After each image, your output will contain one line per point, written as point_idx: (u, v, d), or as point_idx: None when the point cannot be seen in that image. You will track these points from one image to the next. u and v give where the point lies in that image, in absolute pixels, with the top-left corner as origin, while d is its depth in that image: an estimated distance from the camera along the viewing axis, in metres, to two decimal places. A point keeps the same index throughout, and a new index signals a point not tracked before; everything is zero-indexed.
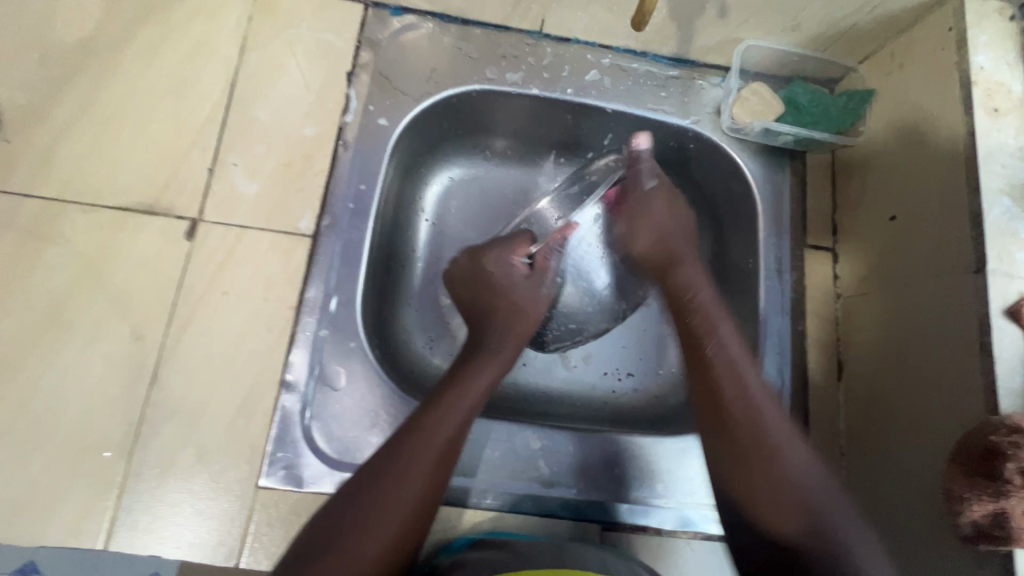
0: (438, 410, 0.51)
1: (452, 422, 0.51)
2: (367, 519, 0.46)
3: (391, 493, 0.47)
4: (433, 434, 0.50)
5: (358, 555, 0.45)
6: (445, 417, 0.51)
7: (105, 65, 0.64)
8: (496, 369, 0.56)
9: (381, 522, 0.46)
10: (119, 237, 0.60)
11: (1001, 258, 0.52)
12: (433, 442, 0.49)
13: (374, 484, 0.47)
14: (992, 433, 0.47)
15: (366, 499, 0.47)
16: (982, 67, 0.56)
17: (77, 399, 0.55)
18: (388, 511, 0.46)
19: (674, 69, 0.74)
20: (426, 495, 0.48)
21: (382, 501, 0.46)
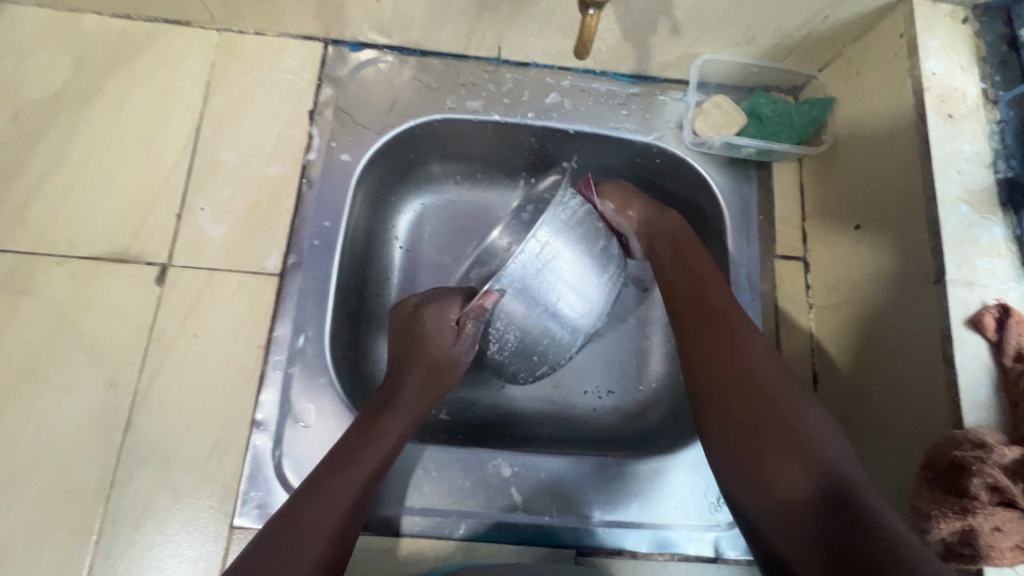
0: (389, 409, 0.57)
1: (399, 424, 0.57)
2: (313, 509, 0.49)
3: (304, 530, 0.47)
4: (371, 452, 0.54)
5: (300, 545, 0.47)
6: (395, 417, 0.57)
7: (75, 119, 0.66)
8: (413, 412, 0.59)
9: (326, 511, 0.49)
10: (92, 286, 0.61)
11: (961, 267, 0.51)
12: (382, 440, 0.55)
13: (288, 524, 0.47)
14: (955, 448, 0.46)
15: (310, 493, 0.50)
16: (934, 73, 0.56)
17: (55, 448, 0.57)
18: (331, 498, 0.50)
19: (635, 87, 0.74)
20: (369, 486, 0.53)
21: (300, 541, 0.47)
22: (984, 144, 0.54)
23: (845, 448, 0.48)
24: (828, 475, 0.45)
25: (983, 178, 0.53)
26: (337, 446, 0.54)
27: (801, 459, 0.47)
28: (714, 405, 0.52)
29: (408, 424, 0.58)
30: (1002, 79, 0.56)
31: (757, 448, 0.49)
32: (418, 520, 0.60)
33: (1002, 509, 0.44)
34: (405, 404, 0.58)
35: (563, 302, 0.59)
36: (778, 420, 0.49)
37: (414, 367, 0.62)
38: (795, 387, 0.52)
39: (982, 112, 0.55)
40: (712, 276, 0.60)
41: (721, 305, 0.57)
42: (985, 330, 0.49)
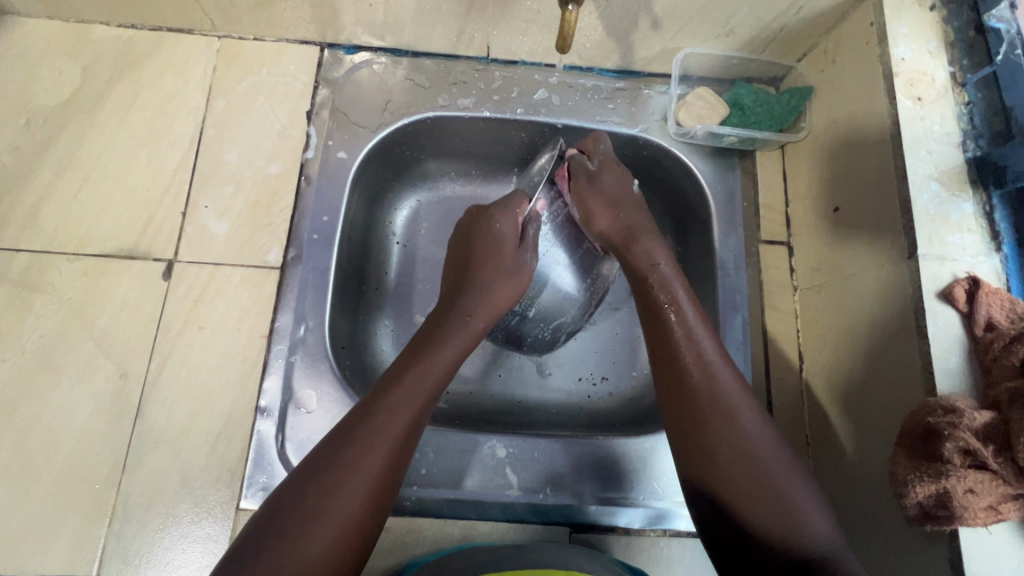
0: (399, 392, 0.53)
1: (409, 412, 0.53)
2: (320, 507, 0.46)
3: (321, 500, 0.47)
4: (395, 415, 0.52)
5: (307, 548, 0.45)
6: (406, 402, 0.53)
7: (84, 124, 0.69)
8: (447, 363, 0.57)
9: (336, 509, 0.47)
10: (103, 282, 0.64)
11: (932, 242, 0.53)
12: (392, 429, 0.51)
13: (302, 489, 0.47)
14: (929, 414, 0.48)
15: (317, 486, 0.47)
16: (903, 58, 0.58)
17: (69, 435, 0.60)
18: (341, 497, 0.47)
19: (620, 81, 0.77)
20: (387, 481, 0.50)
21: (311, 517, 0.46)
22: (953, 125, 0.56)
23: (816, 500, 0.50)
24: (795, 524, 0.48)
25: (952, 157, 0.55)
26: (368, 400, 0.53)
27: (773, 511, 0.49)
28: (693, 459, 0.53)
29: (438, 380, 0.56)
30: (970, 63, 0.58)
31: (735, 496, 0.51)
32: (416, 500, 0.62)
33: (975, 471, 0.45)
34: (416, 389, 0.54)
35: (562, 285, 0.70)
36: (754, 473, 0.51)
37: (426, 346, 0.58)
38: (773, 441, 0.53)
39: (951, 94, 0.57)
40: (693, 320, 0.58)
41: (703, 356, 0.56)
42: (956, 302, 0.51)
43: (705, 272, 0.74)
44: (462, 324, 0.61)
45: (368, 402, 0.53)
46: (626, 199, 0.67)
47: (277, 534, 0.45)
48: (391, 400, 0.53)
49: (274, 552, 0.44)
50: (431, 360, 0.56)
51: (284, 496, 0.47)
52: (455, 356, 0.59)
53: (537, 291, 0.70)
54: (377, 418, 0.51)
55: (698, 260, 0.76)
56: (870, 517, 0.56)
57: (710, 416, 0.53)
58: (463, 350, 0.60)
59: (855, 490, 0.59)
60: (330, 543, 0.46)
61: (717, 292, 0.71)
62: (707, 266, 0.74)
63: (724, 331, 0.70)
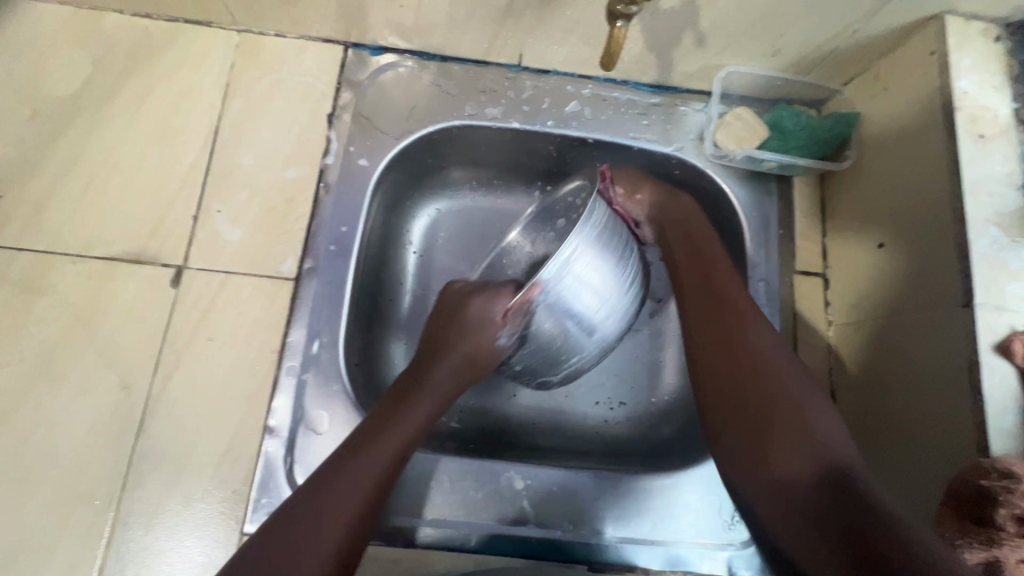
0: (393, 423, 0.53)
1: (387, 459, 0.51)
2: (292, 559, 0.44)
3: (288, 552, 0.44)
4: (369, 467, 0.50)
5: None
6: (382, 451, 0.51)
7: (95, 117, 0.66)
8: (421, 415, 0.55)
9: (327, 537, 0.45)
10: (108, 287, 0.61)
11: (990, 291, 0.50)
12: (365, 478, 0.49)
13: (267, 541, 0.45)
14: (980, 477, 0.46)
15: (286, 541, 0.45)
16: (966, 92, 0.55)
17: (68, 447, 0.57)
18: (312, 549, 0.45)
19: (656, 97, 0.73)
20: (357, 531, 0.47)
21: (280, 567, 0.43)
22: (1015, 166, 0.53)
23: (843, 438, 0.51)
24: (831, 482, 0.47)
25: (1013, 201, 0.53)
26: (342, 447, 0.52)
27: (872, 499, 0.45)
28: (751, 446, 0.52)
29: (412, 431, 0.54)
30: None
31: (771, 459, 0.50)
32: (430, 531, 0.59)
33: None
34: (410, 420, 0.54)
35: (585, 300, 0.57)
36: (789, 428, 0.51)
37: (402, 396, 0.56)
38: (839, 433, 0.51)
39: (1013, 132, 0.54)
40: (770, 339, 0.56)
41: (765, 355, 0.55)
42: (1013, 357, 0.48)
43: None
44: (438, 380, 0.58)
45: (344, 451, 0.51)
46: (671, 196, 0.68)
47: (268, 569, 0.43)
48: (364, 454, 0.51)
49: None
50: (406, 414, 0.55)
51: (248, 551, 0.44)
52: (427, 416, 0.56)
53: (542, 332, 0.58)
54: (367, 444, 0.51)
55: None
56: None
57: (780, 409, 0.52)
58: (441, 407, 0.58)
59: None
60: None
61: None
62: None
63: None
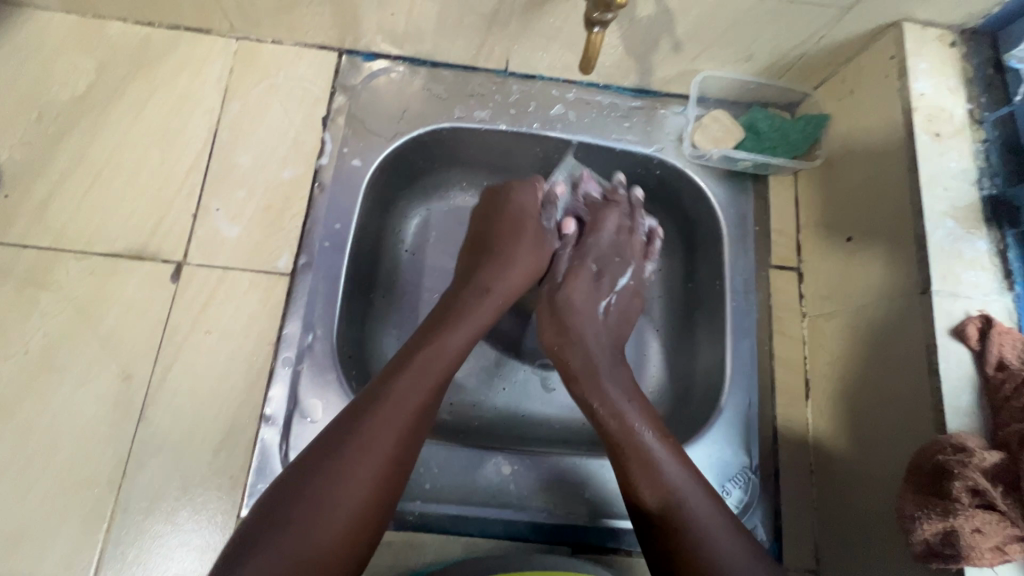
0: (410, 375, 0.52)
1: (429, 385, 0.53)
2: (339, 484, 0.47)
3: (339, 472, 0.47)
4: (408, 396, 0.51)
5: (326, 527, 0.45)
6: (419, 380, 0.53)
7: (98, 120, 0.68)
8: (461, 339, 0.57)
9: (349, 491, 0.47)
10: (110, 282, 0.63)
11: (946, 278, 0.53)
12: (405, 407, 0.51)
13: (316, 468, 0.47)
14: (938, 452, 0.48)
15: (332, 466, 0.47)
16: (923, 94, 0.59)
17: (71, 436, 0.59)
18: (360, 474, 0.47)
19: (637, 100, 0.77)
20: (401, 454, 0.50)
21: (329, 492, 0.46)
22: (970, 162, 0.57)
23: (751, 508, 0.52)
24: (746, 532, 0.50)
25: (967, 194, 0.56)
26: (383, 374, 0.53)
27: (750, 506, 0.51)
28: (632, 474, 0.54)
29: (452, 359, 0.55)
30: (988, 100, 0.59)
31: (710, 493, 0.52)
32: (420, 515, 0.61)
33: (983, 511, 0.45)
34: (430, 373, 0.53)
35: None
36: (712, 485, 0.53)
37: (441, 323, 0.58)
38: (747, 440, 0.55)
39: (968, 131, 0.58)
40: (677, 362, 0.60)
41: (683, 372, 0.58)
42: (968, 340, 0.51)
43: (715, 292, 0.74)
44: (474, 307, 0.60)
45: (382, 379, 0.52)
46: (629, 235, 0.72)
47: (289, 520, 0.45)
48: (404, 381, 0.52)
49: (287, 539, 0.44)
50: (445, 339, 0.56)
51: (293, 477, 0.47)
52: (467, 339, 0.58)
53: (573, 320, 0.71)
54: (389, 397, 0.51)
55: (708, 280, 0.76)
56: (875, 549, 0.56)
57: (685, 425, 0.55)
58: (479, 331, 0.59)
59: (860, 520, 0.59)
60: (348, 521, 0.46)
61: (726, 315, 0.71)
62: (717, 287, 0.74)
63: (731, 355, 0.69)
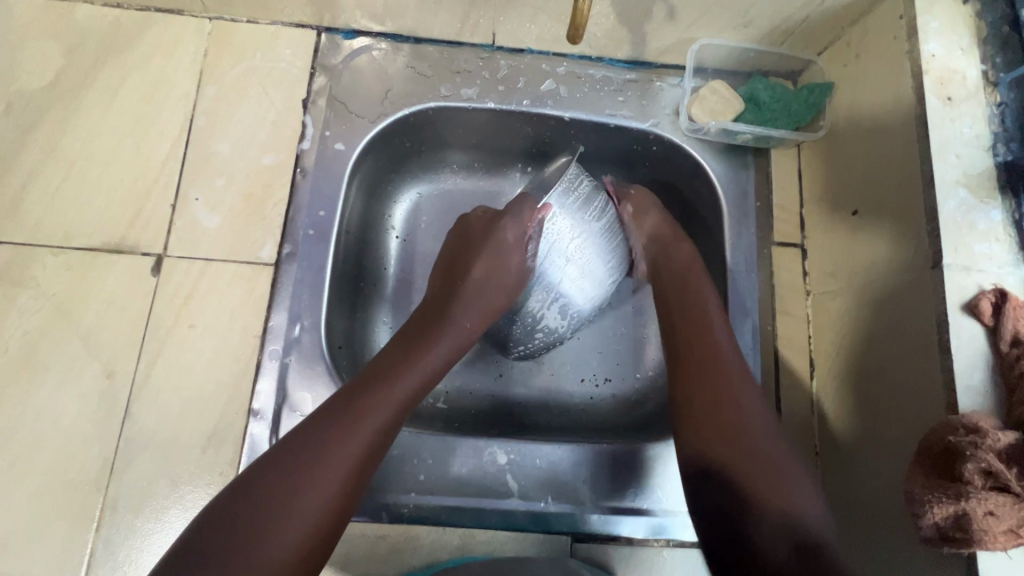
0: (378, 392, 0.52)
1: (394, 404, 0.52)
2: (286, 503, 0.45)
3: (293, 490, 0.46)
4: (370, 414, 0.51)
5: (269, 549, 0.43)
6: (383, 403, 0.52)
7: (69, 109, 0.66)
8: (431, 364, 0.57)
9: (298, 514, 0.45)
10: (89, 277, 0.61)
11: (958, 251, 0.51)
12: (365, 427, 0.50)
13: (263, 486, 0.46)
14: (950, 433, 0.46)
15: (285, 482, 0.46)
16: (934, 55, 0.55)
17: (56, 435, 0.58)
18: (313, 492, 0.46)
19: (631, 73, 0.73)
20: (358, 477, 0.49)
21: (276, 510, 0.45)
22: (983, 127, 0.54)
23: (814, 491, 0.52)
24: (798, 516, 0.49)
25: (981, 161, 0.53)
26: (347, 392, 0.52)
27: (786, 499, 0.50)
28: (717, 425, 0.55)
29: (420, 380, 0.55)
30: (1003, 60, 0.55)
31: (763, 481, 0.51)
32: (415, 507, 0.60)
33: (996, 494, 0.43)
34: (388, 397, 0.52)
35: (568, 280, 0.64)
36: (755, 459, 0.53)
37: (411, 346, 0.58)
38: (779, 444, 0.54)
39: (982, 94, 0.54)
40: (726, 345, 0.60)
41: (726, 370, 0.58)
42: (981, 316, 0.49)
43: (715, 273, 0.72)
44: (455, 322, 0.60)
45: (345, 397, 0.52)
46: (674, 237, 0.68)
47: (233, 544, 0.43)
48: (367, 401, 0.51)
49: (229, 565, 0.42)
50: (417, 362, 0.56)
51: (239, 491, 0.46)
52: (441, 361, 0.58)
53: (542, 317, 0.65)
54: (344, 421, 0.50)
55: (708, 260, 0.73)
56: (881, 531, 0.55)
57: (725, 421, 0.55)
58: (456, 353, 0.60)
59: (867, 503, 0.57)
60: (296, 544, 0.44)
61: (727, 295, 0.69)
62: (717, 267, 0.71)
63: (733, 336, 0.67)
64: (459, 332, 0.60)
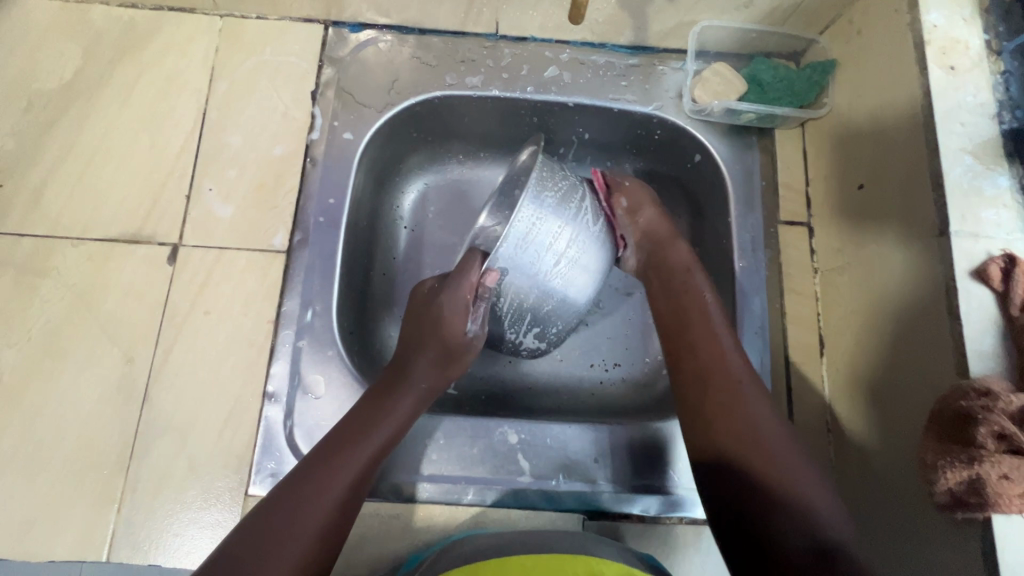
0: (347, 446, 0.52)
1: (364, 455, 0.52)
2: (264, 562, 0.44)
3: (268, 551, 0.45)
4: (343, 464, 0.51)
5: None
6: (351, 456, 0.52)
7: (86, 106, 0.68)
8: (397, 419, 0.56)
9: (301, 532, 0.47)
10: (107, 267, 0.63)
11: (965, 218, 0.50)
12: (342, 475, 0.50)
13: (238, 551, 0.45)
14: (961, 398, 0.46)
15: (258, 547, 0.45)
16: (935, 25, 0.55)
17: (78, 420, 0.59)
18: (286, 551, 0.45)
19: (634, 58, 0.74)
20: (332, 532, 0.48)
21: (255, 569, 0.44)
22: (988, 95, 0.53)
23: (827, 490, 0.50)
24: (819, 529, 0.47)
25: (987, 129, 0.53)
26: (322, 447, 0.53)
27: (795, 495, 0.49)
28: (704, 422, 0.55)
29: (393, 429, 0.55)
30: (1007, 30, 0.55)
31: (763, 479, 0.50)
32: (427, 487, 0.61)
33: (1010, 457, 0.43)
34: (359, 450, 0.52)
35: (556, 274, 0.56)
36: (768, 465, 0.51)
37: (378, 398, 0.56)
38: (792, 448, 0.52)
39: (985, 63, 0.54)
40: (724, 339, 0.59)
41: (731, 371, 0.56)
42: (990, 281, 0.48)
43: (722, 254, 0.72)
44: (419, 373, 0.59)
45: (319, 452, 0.52)
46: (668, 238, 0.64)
47: None
48: (340, 455, 0.51)
49: None
50: (385, 412, 0.55)
51: (220, 555, 0.45)
52: (410, 406, 0.57)
53: (520, 342, 0.62)
54: (322, 473, 0.50)
55: (715, 242, 0.73)
56: (893, 503, 0.55)
57: (736, 423, 0.53)
58: (420, 404, 0.58)
59: (880, 476, 0.56)
60: None
61: (735, 275, 0.69)
62: (724, 248, 0.71)
63: (741, 315, 0.67)
64: (416, 388, 0.58)
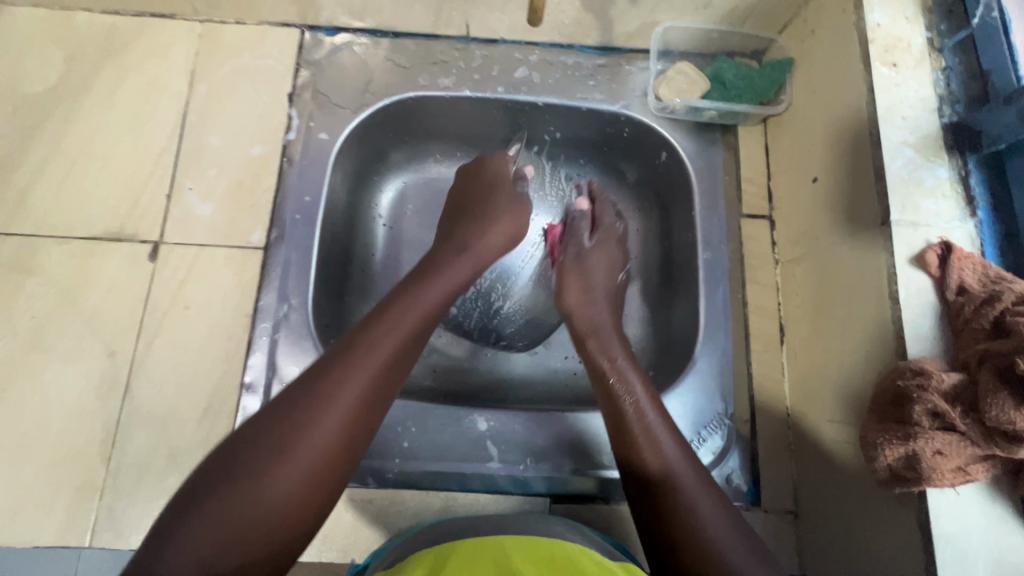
0: (378, 326, 0.48)
1: (394, 344, 0.47)
2: (286, 444, 0.41)
3: (293, 429, 0.42)
4: (368, 356, 0.46)
5: (273, 484, 0.40)
6: (386, 340, 0.47)
7: (71, 109, 0.70)
8: (437, 285, 0.53)
9: (326, 420, 0.42)
10: (91, 264, 0.66)
11: (905, 208, 0.53)
12: (364, 371, 0.45)
13: (262, 431, 0.42)
14: (900, 378, 0.49)
15: (282, 426, 0.42)
16: (879, 24, 0.58)
17: (62, 411, 0.61)
18: (311, 437, 0.42)
19: (601, 58, 0.76)
20: (360, 425, 0.44)
21: (272, 453, 0.41)
22: (929, 90, 0.56)
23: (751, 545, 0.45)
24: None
25: (928, 122, 0.55)
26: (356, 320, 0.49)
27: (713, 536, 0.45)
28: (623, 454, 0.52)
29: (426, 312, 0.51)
30: (948, 28, 0.58)
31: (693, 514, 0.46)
32: (400, 473, 0.63)
33: (943, 433, 0.45)
34: (391, 330, 0.48)
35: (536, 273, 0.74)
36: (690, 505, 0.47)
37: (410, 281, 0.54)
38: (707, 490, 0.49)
39: (927, 59, 0.57)
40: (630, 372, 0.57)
41: (637, 407, 0.54)
42: (929, 268, 0.51)
43: (688, 246, 0.74)
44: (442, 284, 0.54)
45: (351, 334, 0.47)
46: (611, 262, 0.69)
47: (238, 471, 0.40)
48: (370, 335, 0.47)
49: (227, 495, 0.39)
50: (419, 289, 0.52)
51: (241, 434, 0.42)
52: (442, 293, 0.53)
53: (513, 339, 0.75)
54: (353, 356, 0.45)
55: (682, 235, 0.75)
56: (843, 482, 0.57)
57: (647, 457, 0.50)
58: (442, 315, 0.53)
59: (832, 457, 0.59)
60: (299, 484, 0.41)
61: (699, 266, 0.71)
62: (689, 241, 0.74)
63: (705, 305, 0.70)
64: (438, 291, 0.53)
